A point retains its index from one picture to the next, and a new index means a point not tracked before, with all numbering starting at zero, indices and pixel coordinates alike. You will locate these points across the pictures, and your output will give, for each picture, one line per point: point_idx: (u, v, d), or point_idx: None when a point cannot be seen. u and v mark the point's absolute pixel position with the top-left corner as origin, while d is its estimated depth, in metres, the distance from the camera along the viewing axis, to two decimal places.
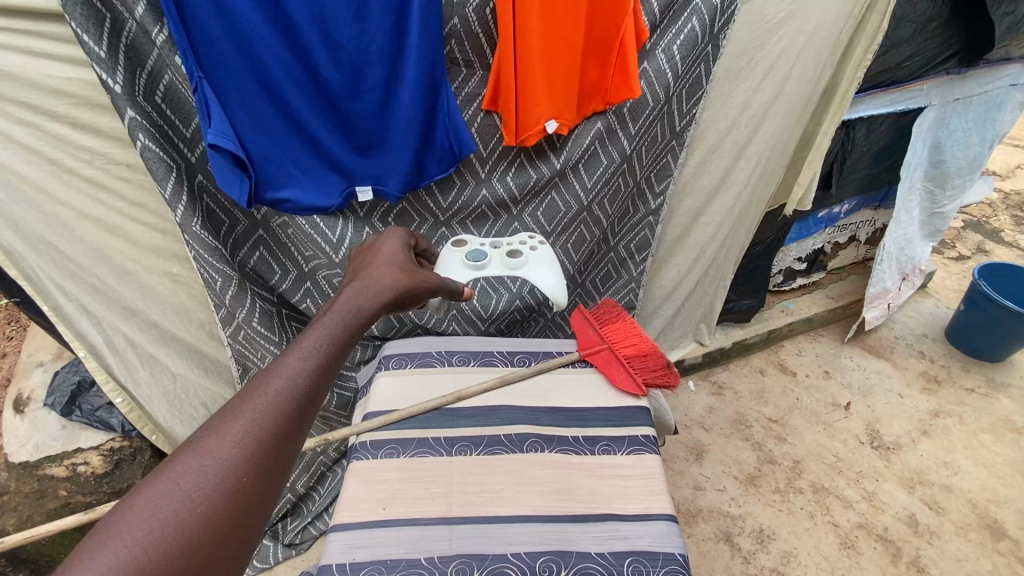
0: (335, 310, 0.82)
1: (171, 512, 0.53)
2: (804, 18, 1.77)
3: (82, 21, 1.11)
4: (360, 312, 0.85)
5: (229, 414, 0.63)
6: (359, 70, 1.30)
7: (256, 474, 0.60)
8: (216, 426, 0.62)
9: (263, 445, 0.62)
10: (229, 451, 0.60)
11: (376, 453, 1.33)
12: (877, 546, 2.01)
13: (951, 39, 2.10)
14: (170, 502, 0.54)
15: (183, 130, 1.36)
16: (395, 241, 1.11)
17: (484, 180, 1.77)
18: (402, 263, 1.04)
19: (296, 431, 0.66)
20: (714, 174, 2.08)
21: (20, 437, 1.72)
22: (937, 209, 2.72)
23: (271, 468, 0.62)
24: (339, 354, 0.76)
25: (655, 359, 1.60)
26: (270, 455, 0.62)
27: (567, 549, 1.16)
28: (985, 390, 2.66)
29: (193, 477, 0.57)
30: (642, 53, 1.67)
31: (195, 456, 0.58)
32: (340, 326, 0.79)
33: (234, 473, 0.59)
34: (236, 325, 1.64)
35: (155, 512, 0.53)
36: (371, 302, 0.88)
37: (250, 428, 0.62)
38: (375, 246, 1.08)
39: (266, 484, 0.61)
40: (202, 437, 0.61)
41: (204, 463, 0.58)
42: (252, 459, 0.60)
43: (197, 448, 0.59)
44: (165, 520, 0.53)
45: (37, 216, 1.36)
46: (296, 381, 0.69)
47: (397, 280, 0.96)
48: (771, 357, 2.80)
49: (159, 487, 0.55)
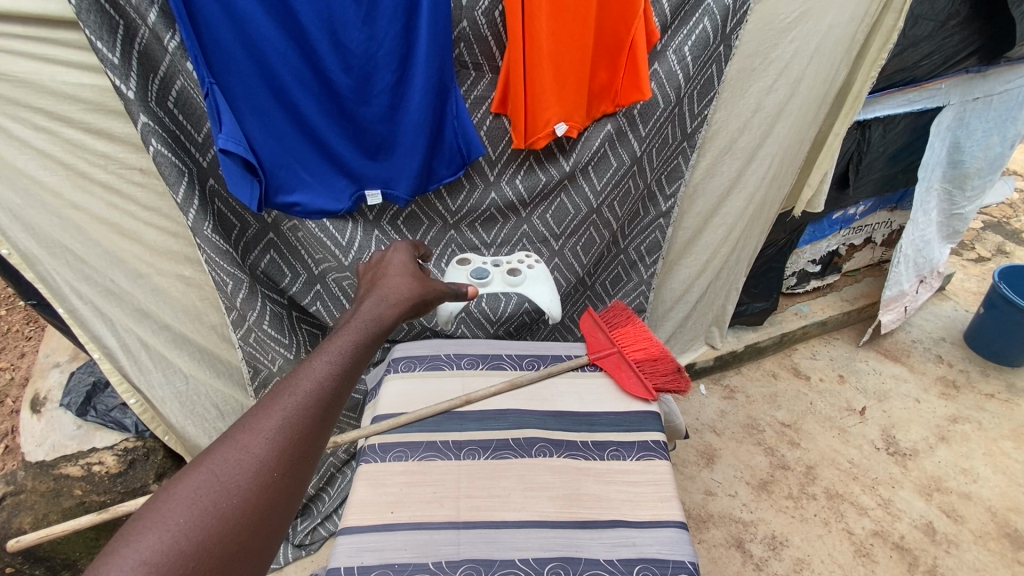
0: (357, 318, 0.84)
1: (208, 502, 0.56)
2: (818, 16, 1.75)
3: (96, 28, 1.13)
4: (381, 321, 0.86)
5: (260, 412, 0.65)
6: (368, 74, 1.30)
7: (284, 471, 0.62)
8: (249, 421, 0.64)
9: (292, 442, 0.63)
10: (262, 447, 0.62)
11: (385, 456, 1.33)
12: (892, 555, 1.98)
13: (970, 37, 2.05)
14: (207, 492, 0.57)
15: (195, 135, 1.37)
16: (411, 251, 1.12)
17: (493, 183, 1.76)
18: (419, 274, 1.05)
19: (324, 429, 0.67)
20: (726, 175, 2.05)
21: (37, 436, 1.75)
22: (957, 210, 2.65)
23: (300, 464, 0.63)
24: (361, 358, 0.77)
25: (666, 363, 1.57)
26: (299, 453, 0.64)
27: (575, 556, 1.15)
28: (1005, 396, 2.61)
29: (228, 470, 0.59)
30: (652, 54, 1.65)
31: (230, 450, 0.61)
32: (363, 331, 0.81)
33: (265, 468, 0.61)
34: (247, 328, 1.65)
35: (193, 501, 0.55)
36: (389, 312, 0.90)
37: (281, 426, 0.64)
38: (391, 255, 1.10)
39: (295, 480, 0.63)
40: (236, 431, 0.63)
41: (238, 457, 0.60)
42: (281, 455, 0.62)
43: (231, 442, 0.61)
44: (203, 509, 0.55)
45: (53, 220, 1.38)
46: (323, 382, 0.70)
47: (415, 288, 0.97)
48: (784, 360, 2.77)
49: (197, 478, 0.57)
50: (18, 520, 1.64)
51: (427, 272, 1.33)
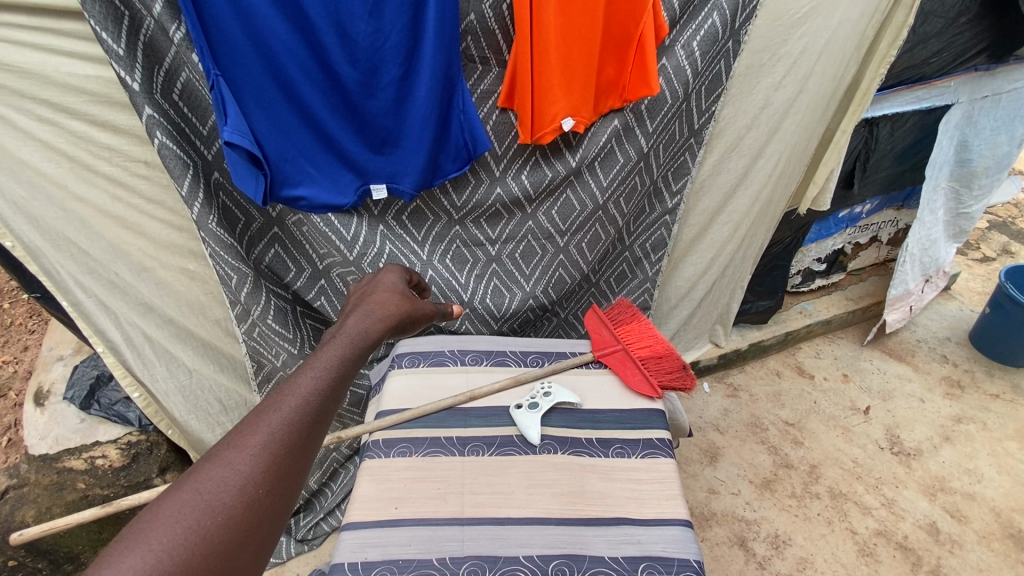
0: (343, 334, 0.87)
1: (193, 519, 0.56)
2: (828, 12, 1.73)
3: (100, 18, 1.12)
4: (367, 335, 0.90)
5: (246, 428, 0.66)
6: (375, 67, 1.29)
7: (270, 487, 0.63)
8: (235, 439, 0.65)
9: (278, 458, 0.65)
10: (248, 463, 0.63)
11: (389, 451, 1.33)
12: (896, 555, 1.97)
13: (980, 35, 2.03)
14: (192, 510, 0.57)
15: (200, 128, 1.37)
16: (395, 273, 1.16)
17: (498, 178, 1.75)
18: (404, 291, 1.09)
19: (310, 445, 0.69)
20: (732, 173, 2.04)
21: (40, 430, 1.74)
22: (963, 209, 2.63)
23: (286, 481, 0.65)
24: (347, 375, 0.80)
25: (671, 360, 1.56)
26: (285, 469, 0.65)
27: (579, 553, 1.14)
28: (1009, 396, 2.59)
29: (213, 487, 0.60)
30: (661, 49, 1.64)
31: (215, 467, 0.61)
32: (348, 347, 0.84)
33: (251, 484, 0.61)
34: (251, 323, 1.65)
35: (178, 519, 0.55)
36: (375, 327, 0.93)
37: (266, 442, 0.65)
38: (377, 276, 1.13)
39: (280, 496, 0.64)
40: (221, 449, 0.64)
41: (223, 474, 0.61)
42: (267, 471, 0.63)
43: (217, 459, 0.62)
44: (189, 526, 0.55)
45: (57, 212, 1.37)
46: (308, 399, 0.72)
47: (400, 307, 1.02)
48: (788, 359, 2.76)
49: (181, 495, 0.58)
50: (20, 513, 1.64)
51: (422, 295, 1.34)
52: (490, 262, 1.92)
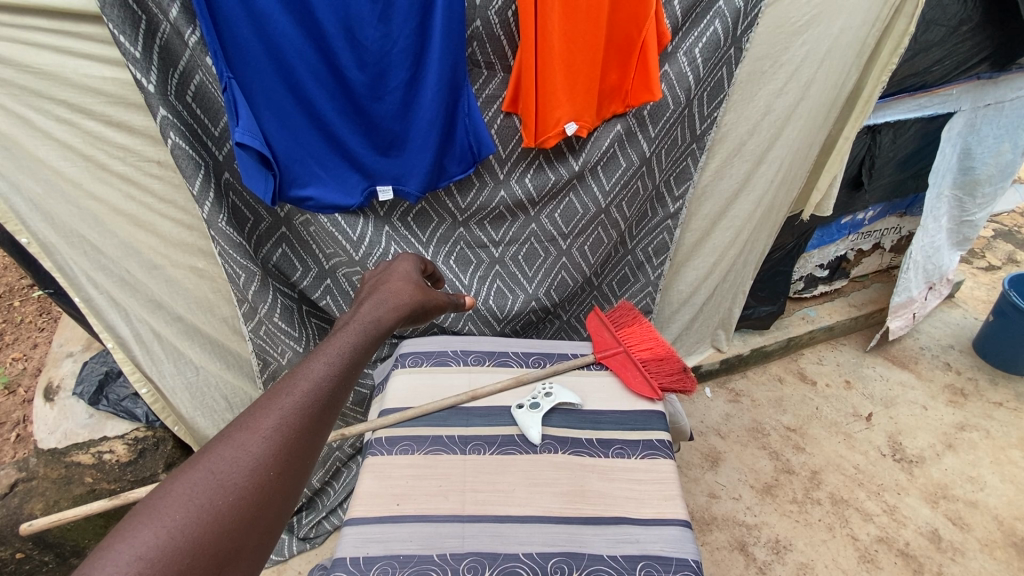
0: (356, 322, 0.90)
1: (204, 498, 0.58)
2: (830, 19, 1.76)
3: (118, 22, 1.15)
4: (379, 324, 0.92)
5: (259, 412, 0.68)
6: (382, 71, 1.32)
7: (281, 470, 0.65)
8: (247, 421, 0.67)
9: (290, 442, 0.67)
10: (260, 445, 0.65)
11: (391, 448, 1.35)
12: (897, 561, 1.97)
13: (982, 44, 2.06)
14: (205, 488, 0.59)
15: (212, 129, 1.40)
16: (409, 262, 1.18)
17: (502, 181, 1.78)
18: (417, 281, 1.11)
19: (320, 430, 0.71)
20: (735, 177, 2.06)
21: (49, 424, 1.76)
22: (966, 217, 2.64)
23: (296, 464, 0.67)
24: (358, 362, 0.82)
25: (672, 363, 1.58)
26: (296, 452, 0.67)
27: (578, 551, 1.16)
28: (1014, 405, 2.59)
29: (225, 467, 0.62)
30: (664, 56, 1.67)
31: (228, 447, 0.64)
32: (360, 334, 0.86)
33: (261, 467, 0.64)
34: (258, 321, 1.68)
35: (190, 497, 0.57)
36: (387, 316, 0.95)
37: (278, 425, 0.67)
38: (391, 265, 1.15)
39: (289, 479, 0.65)
40: (234, 430, 0.66)
41: (235, 455, 0.63)
42: (278, 454, 0.66)
43: (230, 440, 0.65)
44: (200, 505, 0.57)
45: (71, 210, 1.41)
46: (319, 383, 0.74)
47: (412, 296, 1.04)
48: (791, 365, 2.76)
49: (194, 474, 0.60)
50: (28, 506, 1.67)
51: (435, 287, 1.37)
52: (493, 263, 1.95)
